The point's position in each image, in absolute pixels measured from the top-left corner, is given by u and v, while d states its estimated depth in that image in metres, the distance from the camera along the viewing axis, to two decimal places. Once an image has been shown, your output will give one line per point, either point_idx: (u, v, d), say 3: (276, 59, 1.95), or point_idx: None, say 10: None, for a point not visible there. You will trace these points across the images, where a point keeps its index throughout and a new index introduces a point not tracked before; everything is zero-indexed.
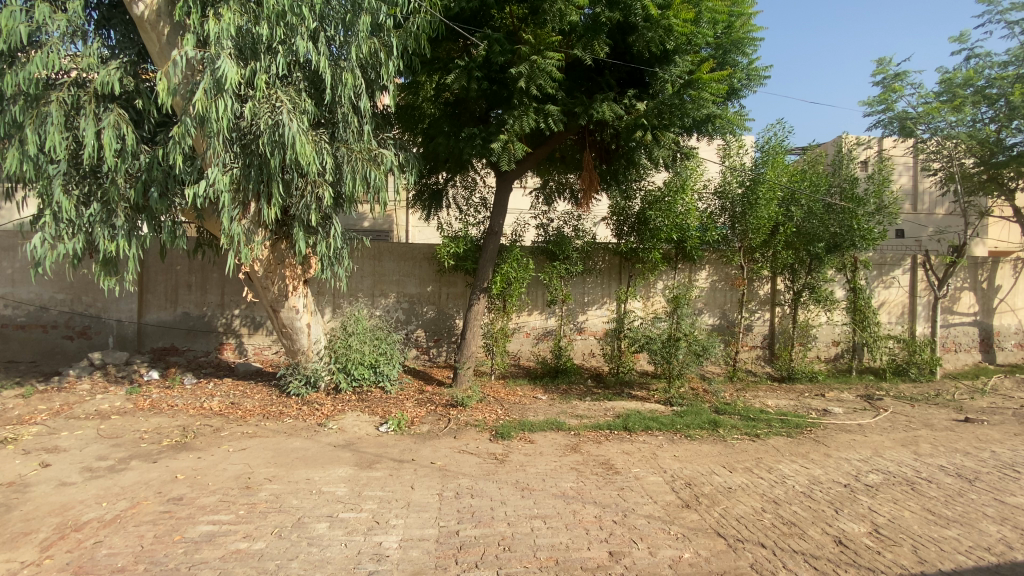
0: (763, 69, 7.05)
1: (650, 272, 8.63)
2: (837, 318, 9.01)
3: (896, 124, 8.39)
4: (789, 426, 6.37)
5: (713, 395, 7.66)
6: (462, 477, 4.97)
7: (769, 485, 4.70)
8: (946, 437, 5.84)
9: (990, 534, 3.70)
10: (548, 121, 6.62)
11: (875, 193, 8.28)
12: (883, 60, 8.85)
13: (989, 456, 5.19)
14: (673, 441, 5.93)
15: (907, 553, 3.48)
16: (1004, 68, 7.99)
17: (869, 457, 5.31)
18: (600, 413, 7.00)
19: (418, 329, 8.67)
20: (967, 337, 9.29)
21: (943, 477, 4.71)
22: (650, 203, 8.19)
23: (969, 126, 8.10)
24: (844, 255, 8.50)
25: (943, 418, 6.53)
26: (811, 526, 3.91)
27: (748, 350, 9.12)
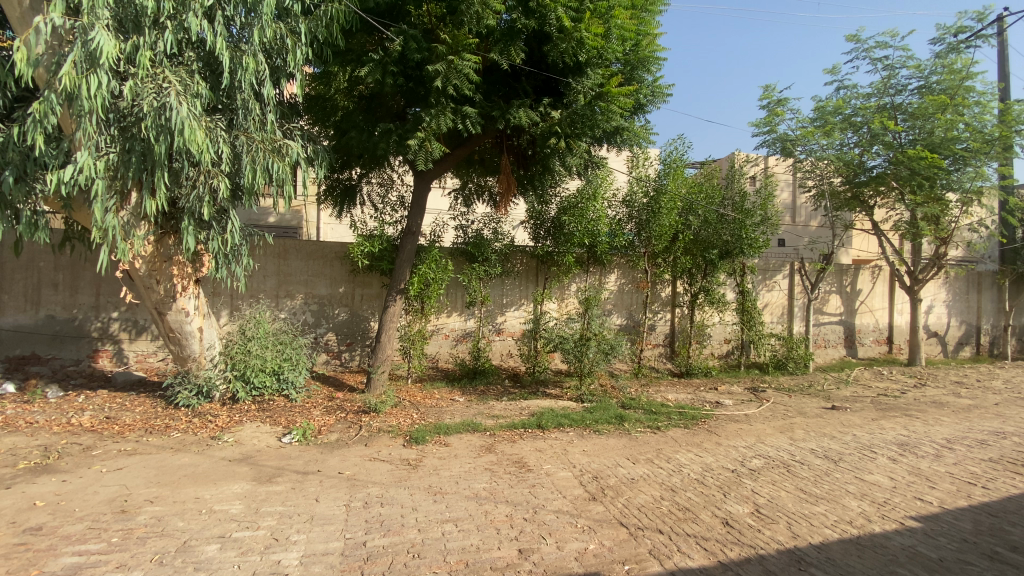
0: (666, 87, 7.56)
1: (564, 275, 8.94)
2: (728, 318, 9.88)
3: (779, 144, 9.36)
4: (686, 418, 6.88)
5: (620, 391, 8.07)
6: (371, 485, 4.78)
7: (667, 474, 5.03)
8: (816, 423, 6.60)
9: (850, 507, 4.20)
10: (466, 123, 6.62)
11: (760, 206, 9.20)
12: (769, 87, 9.88)
13: (849, 439, 5.93)
14: (583, 437, 6.15)
15: (783, 529, 3.87)
16: (866, 100, 9.21)
17: (753, 444, 5.86)
18: (516, 412, 7.10)
19: (329, 333, 8.26)
20: (833, 334, 10.60)
21: (813, 459, 5.31)
22: (564, 209, 8.50)
23: (837, 149, 9.24)
24: (734, 261, 9.33)
25: (814, 407, 7.38)
26: (703, 510, 4.22)
27: (652, 348, 9.72)
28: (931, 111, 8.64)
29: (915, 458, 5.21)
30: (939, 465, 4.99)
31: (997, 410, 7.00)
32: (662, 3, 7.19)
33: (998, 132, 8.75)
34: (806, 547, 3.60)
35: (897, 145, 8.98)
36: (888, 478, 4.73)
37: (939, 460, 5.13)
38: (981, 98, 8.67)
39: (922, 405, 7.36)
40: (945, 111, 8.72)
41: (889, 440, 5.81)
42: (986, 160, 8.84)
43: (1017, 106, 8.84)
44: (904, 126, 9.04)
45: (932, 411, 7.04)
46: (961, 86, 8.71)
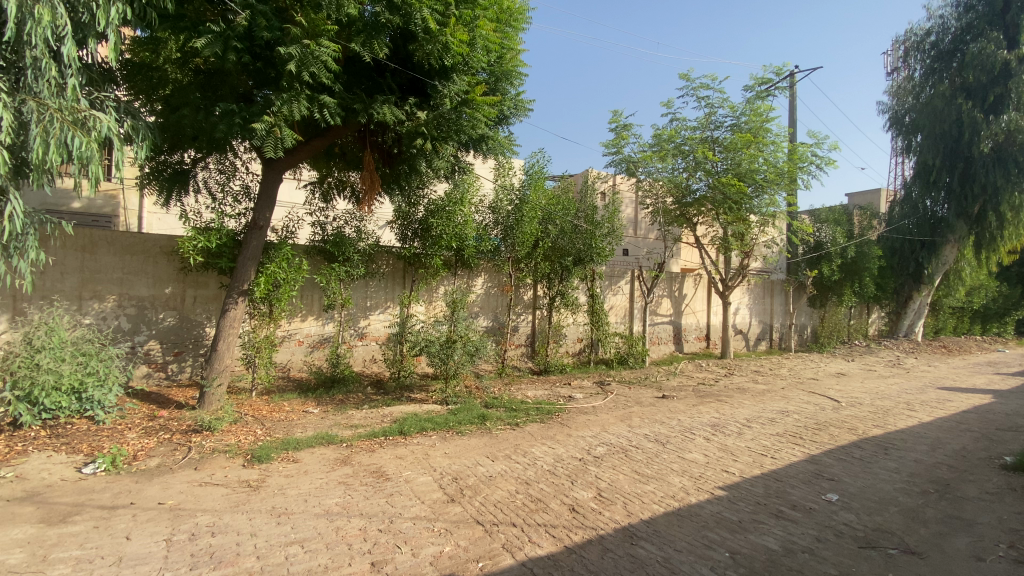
0: (527, 102, 7.98)
1: (432, 278, 8.90)
2: (580, 319, 10.75)
3: (623, 165, 10.80)
4: (542, 413, 7.31)
5: (483, 391, 8.25)
6: (201, 514, 4.20)
7: (523, 468, 5.28)
8: (651, 411, 7.49)
9: (672, 482, 4.83)
10: (324, 113, 6.19)
11: (608, 218, 10.15)
12: (616, 112, 11.04)
13: (674, 423, 6.85)
14: (444, 439, 6.16)
15: (619, 509, 4.30)
16: (693, 132, 10.73)
17: (598, 433, 6.44)
18: (376, 419, 6.84)
19: (151, 341, 7.08)
20: (665, 333, 12.15)
21: (647, 443, 6.01)
22: (431, 212, 8.40)
23: (670, 172, 10.74)
24: (586, 267, 10.15)
25: (649, 396, 8.37)
26: (553, 500, 4.51)
27: (514, 349, 10.12)
28: (739, 146, 10.30)
29: (724, 437, 6.17)
30: (741, 441, 5.98)
31: (781, 393, 8.66)
32: (525, 21, 7.54)
33: (786, 167, 10.65)
34: (637, 523, 4.05)
35: (714, 173, 10.55)
36: (703, 455, 5.54)
37: (741, 437, 6.15)
38: (775, 138, 10.50)
39: (730, 391, 8.80)
40: (750, 147, 10.37)
41: (705, 422, 6.83)
42: (777, 190, 10.75)
43: (800, 147, 10.87)
44: (720, 157, 10.64)
45: (737, 396, 8.45)
46: (762, 126, 10.49)
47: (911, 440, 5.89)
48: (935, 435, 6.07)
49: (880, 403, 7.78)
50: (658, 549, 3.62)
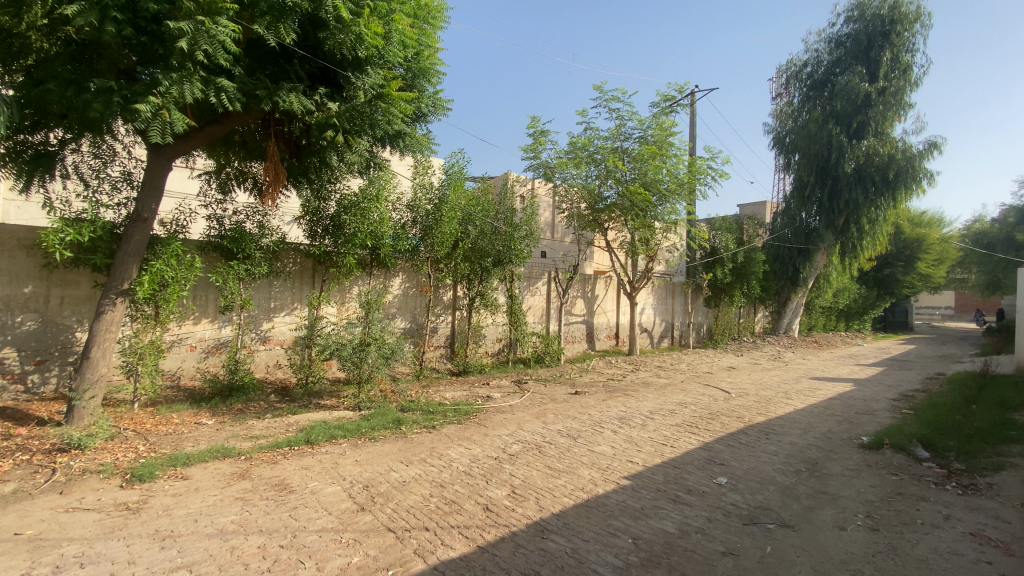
0: (446, 101, 7.92)
1: (344, 278, 8.50)
2: (499, 319, 10.84)
3: (541, 169, 11.24)
4: (459, 413, 7.29)
5: (399, 395, 8.04)
6: (67, 543, 3.68)
7: (438, 471, 5.22)
8: (564, 407, 7.74)
9: (582, 475, 5.03)
10: (221, 97, 5.68)
11: (526, 221, 10.34)
12: (534, 117, 11.34)
13: (586, 417, 7.15)
14: (356, 446, 5.92)
15: (532, 505, 4.39)
16: (605, 141, 11.27)
17: (514, 431, 6.54)
18: (280, 429, 6.40)
19: (5, 349, 6.07)
20: (579, 332, 12.63)
21: (560, 439, 6.20)
22: (343, 207, 7.96)
23: (584, 179, 11.20)
24: (504, 269, 10.26)
25: (563, 393, 8.65)
26: (467, 500, 4.51)
27: (432, 350, 9.97)
28: (645, 157, 10.98)
29: (630, 429, 6.54)
30: (645, 433, 6.36)
31: (682, 386, 9.35)
32: (444, 19, 7.45)
33: (686, 179, 11.49)
34: (548, 518, 4.15)
35: (624, 181, 11.15)
36: (611, 447, 5.83)
37: (645, 428, 6.55)
38: (677, 152, 11.30)
39: (637, 386, 9.35)
40: (655, 159, 11.11)
41: (613, 416, 7.19)
42: (678, 200, 11.59)
43: (699, 161, 11.78)
44: (629, 167, 11.26)
45: (643, 390, 8.99)
46: (666, 140, 11.24)
47: (788, 425, 6.61)
48: (808, 420, 6.87)
49: (764, 393, 8.67)
50: (568, 541, 3.74)
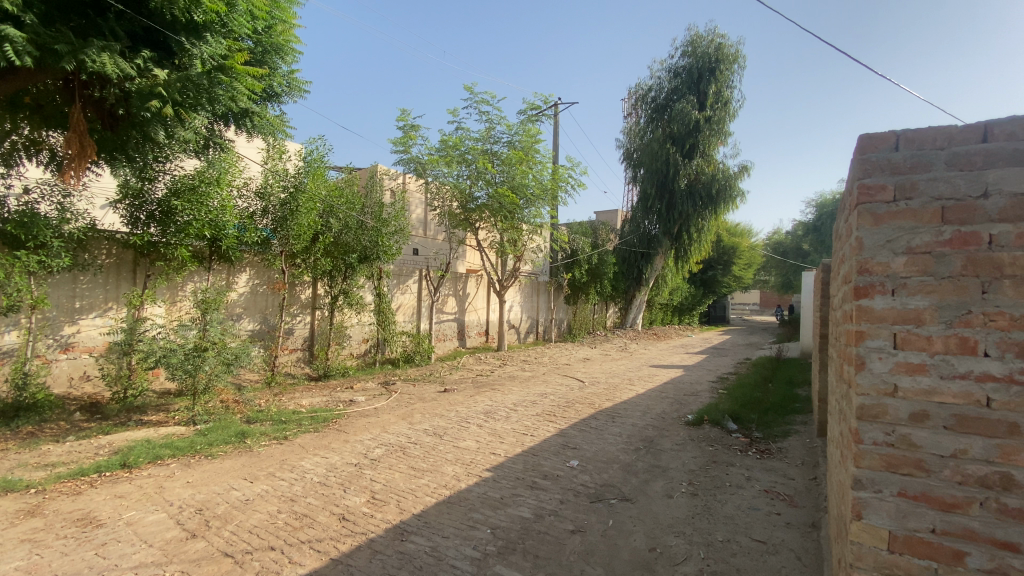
0: (303, 82, 7.39)
1: (175, 273, 7.39)
2: (366, 319, 10.29)
3: (412, 164, 10.96)
4: (317, 421, 6.80)
5: (244, 405, 7.21)
6: None
7: (288, 484, 4.80)
8: (431, 406, 7.68)
9: (446, 472, 5.03)
10: (4, 47, 4.53)
11: (394, 217, 10.01)
12: (404, 110, 11.03)
13: (453, 414, 7.18)
14: (189, 466, 5.18)
15: (392, 508, 4.28)
16: (476, 141, 11.38)
17: (377, 434, 6.30)
18: (88, 453, 5.34)
19: None
20: (449, 330, 12.62)
21: (425, 438, 6.14)
22: (174, 192, 6.78)
23: (454, 178, 11.23)
24: (372, 265, 9.83)
25: (430, 392, 8.57)
26: (321, 512, 4.23)
27: (287, 353, 9.16)
28: (513, 161, 11.35)
29: (494, 422, 6.73)
30: (508, 425, 6.61)
31: (543, 378, 9.91)
32: None
33: (549, 185, 12.13)
34: (409, 519, 4.08)
35: (494, 183, 11.40)
36: (475, 442, 5.93)
37: (508, 420, 6.80)
38: (542, 159, 11.90)
39: (503, 380, 9.66)
40: (523, 164, 11.59)
41: (479, 411, 7.34)
42: (542, 204, 12.21)
43: (561, 169, 12.50)
44: (498, 169, 11.53)
45: (508, 384, 9.34)
46: (531, 147, 11.75)
47: (631, 408, 7.40)
48: (648, 403, 7.76)
49: (614, 381, 9.57)
50: (427, 540, 3.71)
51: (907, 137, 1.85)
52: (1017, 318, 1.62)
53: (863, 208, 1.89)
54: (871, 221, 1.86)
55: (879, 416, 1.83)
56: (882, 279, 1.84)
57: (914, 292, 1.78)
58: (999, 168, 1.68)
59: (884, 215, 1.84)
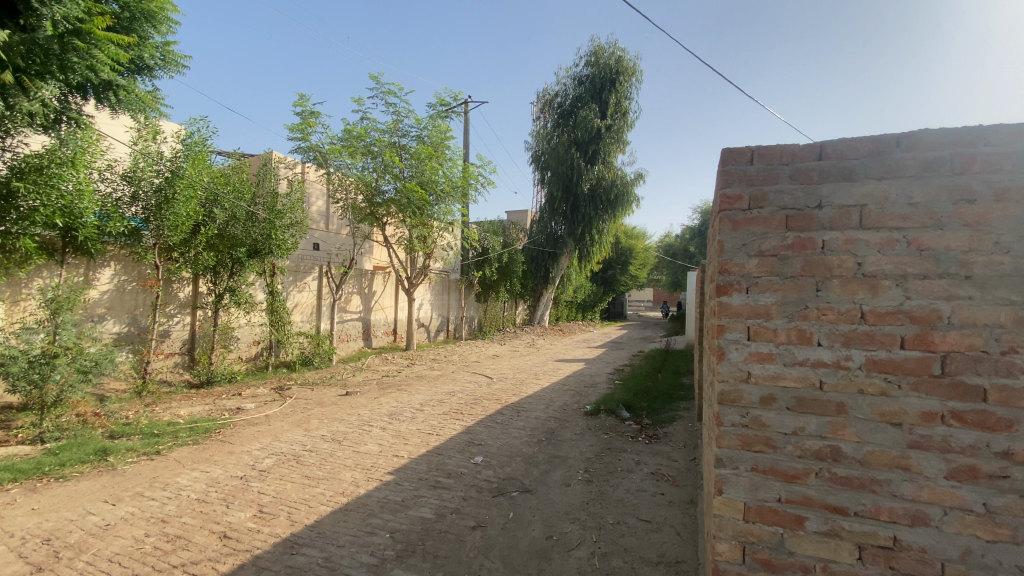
0: (181, 57, 6.64)
1: (17, 268, 6.29)
2: (256, 319, 9.51)
3: (311, 153, 10.27)
4: (198, 432, 6.15)
5: (107, 418, 6.31)
6: None
7: (159, 505, 4.29)
8: (330, 410, 7.29)
9: (343, 479, 4.80)
10: None
11: (290, 209, 9.31)
12: (302, 96, 10.33)
13: (354, 418, 6.88)
14: (32, 491, 4.43)
15: (282, 521, 3.99)
16: (383, 134, 10.91)
17: (267, 444, 5.85)
18: None
19: None
20: (353, 330, 12.06)
21: (322, 444, 5.81)
22: (15, 172, 5.67)
23: (358, 170, 10.70)
24: (263, 260, 9.08)
25: (330, 396, 8.14)
26: (198, 532, 3.84)
27: (162, 359, 8.17)
28: (422, 157, 11.08)
29: (398, 423, 6.56)
30: (412, 425, 6.47)
31: (451, 376, 9.84)
32: None
33: (460, 182, 12.00)
34: (300, 530, 3.84)
35: (402, 178, 11.06)
36: (377, 445, 5.72)
37: (413, 421, 6.65)
38: (452, 156, 11.77)
39: (409, 380, 9.44)
40: (432, 160, 11.37)
41: (382, 413, 7.11)
42: (452, 201, 12.07)
43: (472, 167, 12.42)
44: (406, 164, 11.20)
45: (414, 384, 9.15)
46: (441, 143, 11.56)
47: (535, 403, 7.62)
48: (551, 396, 8.03)
49: (520, 376, 9.78)
50: (320, 551, 3.53)
51: (760, 153, 2.08)
52: (842, 312, 1.90)
53: (724, 214, 2.10)
54: (731, 226, 2.08)
55: (736, 401, 2.05)
56: (739, 278, 2.05)
57: (765, 290, 2.01)
58: (830, 183, 1.96)
59: (741, 221, 2.06)
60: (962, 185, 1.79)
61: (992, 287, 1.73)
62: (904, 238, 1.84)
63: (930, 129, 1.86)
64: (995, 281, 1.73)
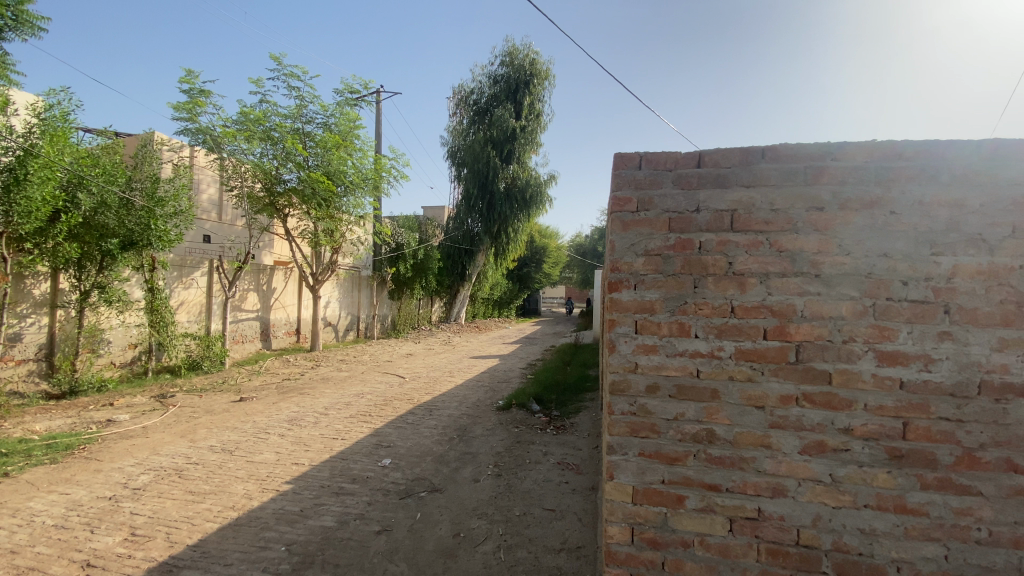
0: (37, 18, 5.71)
1: None
2: (131, 320, 8.45)
3: (201, 136, 9.27)
4: (56, 450, 5.34)
5: None
6: None
7: (3, 535, 3.67)
8: (221, 419, 6.68)
9: (235, 492, 4.42)
10: None
11: (173, 197, 8.28)
12: (190, 72, 9.31)
13: (249, 425, 6.38)
14: None
15: (159, 543, 3.59)
16: (285, 119, 10.15)
17: (145, 459, 5.23)
18: None
19: None
20: (250, 330, 11.17)
21: (210, 456, 5.31)
22: None
23: (256, 157, 9.85)
24: (140, 253, 8.07)
25: (222, 403, 7.46)
26: (54, 563, 3.34)
27: (10, 367, 6.98)
28: (329, 145, 10.47)
29: (299, 429, 6.17)
30: (315, 430, 6.12)
31: (360, 377, 9.46)
32: None
33: (370, 174, 11.51)
34: (181, 552, 3.48)
35: (306, 167, 10.39)
36: (274, 454, 5.34)
37: (316, 426, 6.31)
38: (362, 146, 11.26)
39: (313, 383, 8.93)
40: (340, 150, 10.79)
41: (282, 419, 6.64)
42: (362, 194, 11.56)
43: (384, 159, 11.95)
44: (311, 152, 10.53)
45: (320, 386, 8.67)
46: (350, 132, 11.01)
47: (448, 400, 7.56)
48: (463, 394, 8.01)
49: (433, 375, 9.66)
50: (204, 572, 3.22)
51: (648, 158, 2.21)
52: (716, 306, 2.08)
53: (615, 215, 2.22)
54: (621, 226, 2.20)
55: (625, 390, 2.18)
56: (628, 276, 2.18)
57: (650, 287, 2.15)
58: (707, 189, 2.13)
59: (630, 222, 2.19)
60: (813, 194, 2.03)
61: (836, 284, 1.99)
62: (768, 240, 2.06)
63: (789, 143, 2.10)
64: (838, 279, 1.99)
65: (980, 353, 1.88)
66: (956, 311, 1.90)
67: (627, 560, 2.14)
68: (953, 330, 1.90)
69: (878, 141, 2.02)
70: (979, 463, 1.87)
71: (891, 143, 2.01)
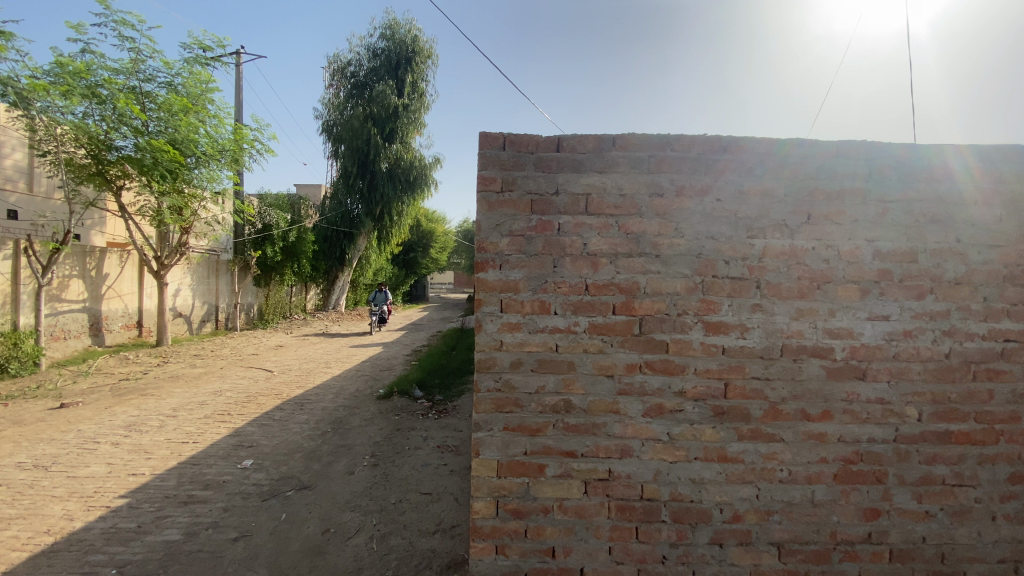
0: None
1: None
2: None
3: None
4: None
5: None
6: None
7: None
8: (34, 430, 5.55)
9: (52, 514, 3.70)
10: None
11: None
12: None
13: (72, 435, 5.40)
14: None
15: None
16: (115, 75, 8.57)
17: None
18: None
19: None
20: (75, 324, 9.46)
21: (16, 475, 4.39)
22: None
23: (76, 116, 8.16)
24: None
25: (34, 412, 6.18)
26: None
27: None
28: (175, 109, 9.09)
29: (139, 436, 5.36)
30: (159, 436, 5.36)
31: (219, 374, 8.48)
32: None
33: (228, 146, 10.26)
34: None
35: (145, 132, 8.95)
36: (105, 466, 4.58)
37: (162, 430, 5.56)
38: (216, 112, 9.95)
39: (159, 383, 7.79)
40: (188, 115, 9.42)
41: (116, 426, 5.71)
42: (217, 166, 10.28)
43: (245, 129, 10.69)
44: (151, 116, 9.08)
45: (168, 386, 7.62)
46: (200, 95, 9.67)
47: (322, 392, 7.15)
48: (340, 385, 7.61)
49: (306, 366, 9.04)
50: None
51: (512, 139, 2.22)
52: (572, 285, 2.19)
53: (481, 194, 2.21)
54: (486, 207, 2.19)
55: (489, 367, 2.20)
56: (493, 256, 2.20)
57: (514, 267, 2.19)
58: (566, 173, 2.22)
59: (496, 203, 2.20)
60: (654, 181, 2.21)
61: (673, 263, 2.21)
62: (617, 223, 2.21)
63: (637, 133, 2.24)
64: (675, 258, 2.21)
65: (782, 321, 2.22)
66: (764, 285, 2.21)
67: (492, 532, 2.19)
68: (762, 302, 2.22)
69: (710, 135, 2.26)
70: (781, 415, 2.23)
71: (718, 137, 2.25)
